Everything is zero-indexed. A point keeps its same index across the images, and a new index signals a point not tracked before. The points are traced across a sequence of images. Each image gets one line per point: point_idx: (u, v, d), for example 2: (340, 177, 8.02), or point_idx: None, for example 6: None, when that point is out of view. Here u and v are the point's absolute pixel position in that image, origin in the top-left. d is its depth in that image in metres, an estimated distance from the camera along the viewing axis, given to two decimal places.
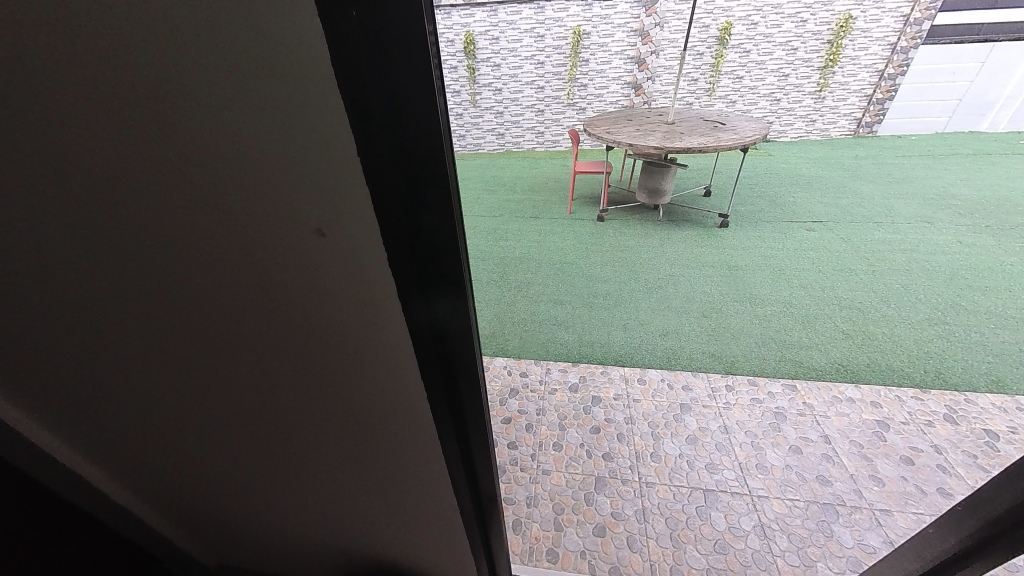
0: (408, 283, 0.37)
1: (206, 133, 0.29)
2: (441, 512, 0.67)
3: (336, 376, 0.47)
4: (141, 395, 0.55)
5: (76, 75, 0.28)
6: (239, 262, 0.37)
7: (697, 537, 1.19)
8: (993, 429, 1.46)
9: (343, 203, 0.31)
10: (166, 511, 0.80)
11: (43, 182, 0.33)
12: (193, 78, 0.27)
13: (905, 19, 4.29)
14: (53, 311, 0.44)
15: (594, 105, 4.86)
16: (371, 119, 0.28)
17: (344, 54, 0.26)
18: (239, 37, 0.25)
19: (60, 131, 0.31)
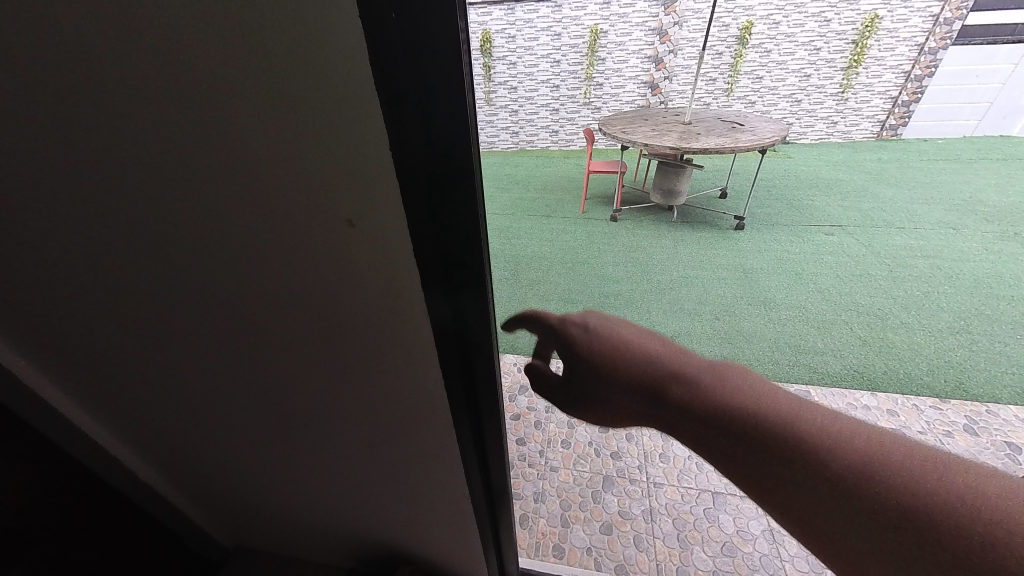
0: (432, 275, 0.38)
1: (247, 125, 0.31)
2: (453, 501, 0.68)
3: (358, 363, 0.48)
4: (171, 373, 0.58)
5: (133, 70, 0.30)
6: (274, 248, 0.39)
7: (705, 538, 1.19)
8: (1015, 442, 1.41)
9: (372, 194, 0.33)
10: (189, 489, 0.84)
11: (107, 168, 0.37)
12: (240, 76, 0.29)
13: (934, 19, 4.18)
14: (102, 287, 0.48)
15: (610, 104, 4.83)
16: (403, 114, 0.29)
17: (382, 51, 0.26)
18: (283, 39, 0.27)
19: (118, 121, 0.33)
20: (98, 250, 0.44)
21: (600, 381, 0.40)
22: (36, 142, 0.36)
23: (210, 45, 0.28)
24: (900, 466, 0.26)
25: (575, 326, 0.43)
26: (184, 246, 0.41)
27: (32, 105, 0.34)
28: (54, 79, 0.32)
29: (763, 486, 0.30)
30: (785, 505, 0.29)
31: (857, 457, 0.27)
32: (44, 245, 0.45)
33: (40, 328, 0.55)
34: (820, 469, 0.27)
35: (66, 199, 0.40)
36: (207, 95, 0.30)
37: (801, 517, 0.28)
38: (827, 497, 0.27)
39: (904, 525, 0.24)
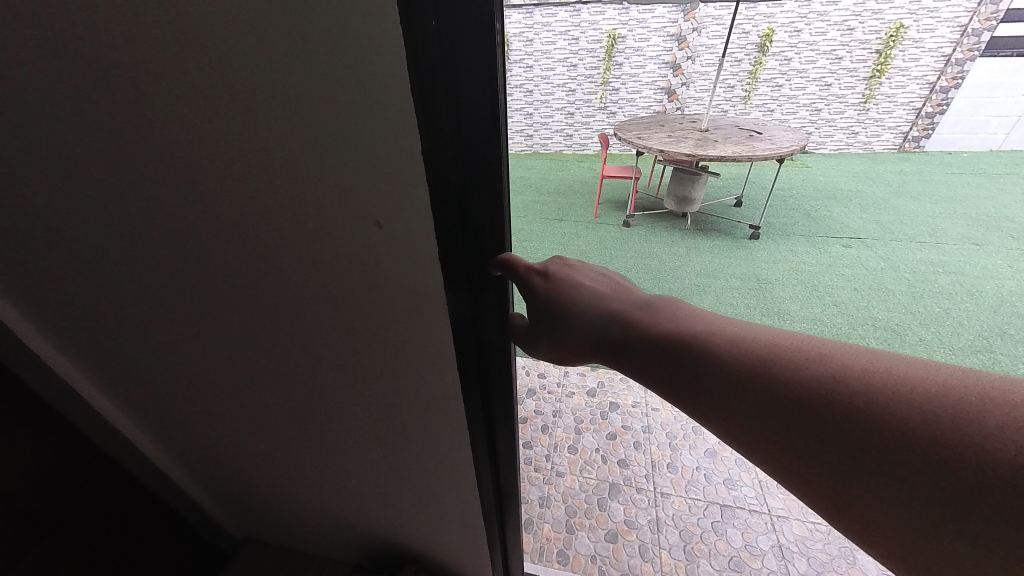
0: (456, 279, 0.38)
1: (285, 128, 0.32)
2: (463, 503, 0.68)
3: (377, 362, 0.49)
4: (193, 364, 0.59)
5: (178, 75, 0.31)
6: (301, 247, 0.40)
7: (712, 552, 1.17)
8: None
9: (401, 196, 0.33)
10: (203, 479, 0.86)
11: (149, 166, 0.38)
12: (280, 80, 0.30)
13: (963, 29, 4.08)
14: (134, 279, 0.50)
15: (626, 109, 4.82)
16: (438, 119, 0.29)
17: (422, 59, 0.27)
18: (324, 45, 0.27)
19: (163, 122, 0.35)
20: (135, 245, 0.46)
21: (571, 329, 0.40)
22: (80, 138, 0.38)
23: (254, 52, 0.29)
24: (842, 372, 0.28)
25: (538, 276, 0.40)
26: (212, 238, 0.42)
27: (76, 100, 0.35)
28: (104, 81, 0.33)
29: (722, 411, 0.33)
30: (741, 424, 0.32)
31: (803, 372, 0.29)
32: (81, 236, 0.47)
33: (71, 313, 0.56)
34: (769, 386, 0.30)
35: (105, 195, 0.42)
36: (250, 100, 0.31)
37: (755, 432, 0.31)
38: (774, 412, 0.30)
39: (844, 425, 0.27)
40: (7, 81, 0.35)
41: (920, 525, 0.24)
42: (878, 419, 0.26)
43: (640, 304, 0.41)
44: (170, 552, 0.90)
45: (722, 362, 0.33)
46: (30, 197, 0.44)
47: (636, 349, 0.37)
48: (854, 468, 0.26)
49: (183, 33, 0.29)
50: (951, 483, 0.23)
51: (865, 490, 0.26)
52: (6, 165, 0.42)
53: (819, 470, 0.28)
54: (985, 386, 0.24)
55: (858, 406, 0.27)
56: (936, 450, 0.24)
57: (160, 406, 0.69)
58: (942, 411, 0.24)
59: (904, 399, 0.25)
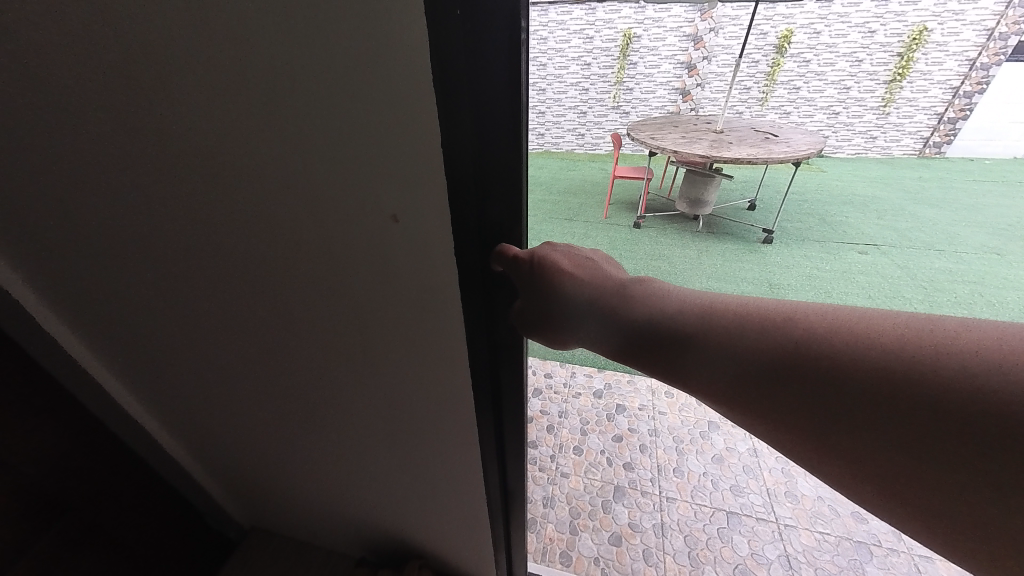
0: (470, 273, 0.37)
1: (302, 117, 0.32)
2: (469, 501, 0.68)
3: (389, 357, 0.49)
4: (205, 353, 0.60)
5: (201, 66, 0.32)
6: (316, 240, 0.40)
7: (717, 558, 1.16)
8: None
9: (419, 190, 0.33)
10: (212, 466, 0.88)
11: (170, 158, 0.39)
12: (298, 68, 0.29)
13: (990, 33, 3.94)
14: (151, 268, 0.50)
15: (639, 109, 4.78)
16: (459, 112, 0.29)
17: (446, 51, 0.27)
18: (345, 35, 0.27)
19: (185, 114, 0.35)
20: (153, 235, 0.46)
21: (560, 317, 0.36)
22: (103, 127, 0.38)
23: (273, 40, 0.29)
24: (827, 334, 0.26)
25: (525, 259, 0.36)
26: (231, 229, 0.43)
27: (101, 90, 0.36)
28: (129, 71, 0.34)
29: (714, 391, 0.31)
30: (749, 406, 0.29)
31: (788, 339, 0.27)
32: (102, 225, 0.47)
33: (93, 298, 0.57)
34: (757, 359, 0.28)
35: (127, 185, 0.43)
36: (270, 89, 0.31)
37: (751, 410, 0.29)
38: (764, 386, 0.28)
39: (839, 393, 0.25)
40: (36, 70, 0.36)
41: (926, 488, 0.23)
42: (872, 383, 0.24)
43: (608, 283, 0.37)
44: (182, 543, 0.91)
45: (706, 336, 0.31)
46: (54, 186, 0.45)
47: (616, 332, 0.35)
48: (854, 438, 0.25)
49: (207, 23, 0.29)
50: (951, 440, 0.22)
51: (869, 461, 0.25)
52: (33, 152, 0.42)
53: (818, 446, 0.26)
54: (976, 333, 0.23)
55: (849, 369, 0.25)
56: (933, 406, 0.23)
57: (172, 393, 0.70)
58: (937, 364, 0.23)
59: (900, 357, 0.24)
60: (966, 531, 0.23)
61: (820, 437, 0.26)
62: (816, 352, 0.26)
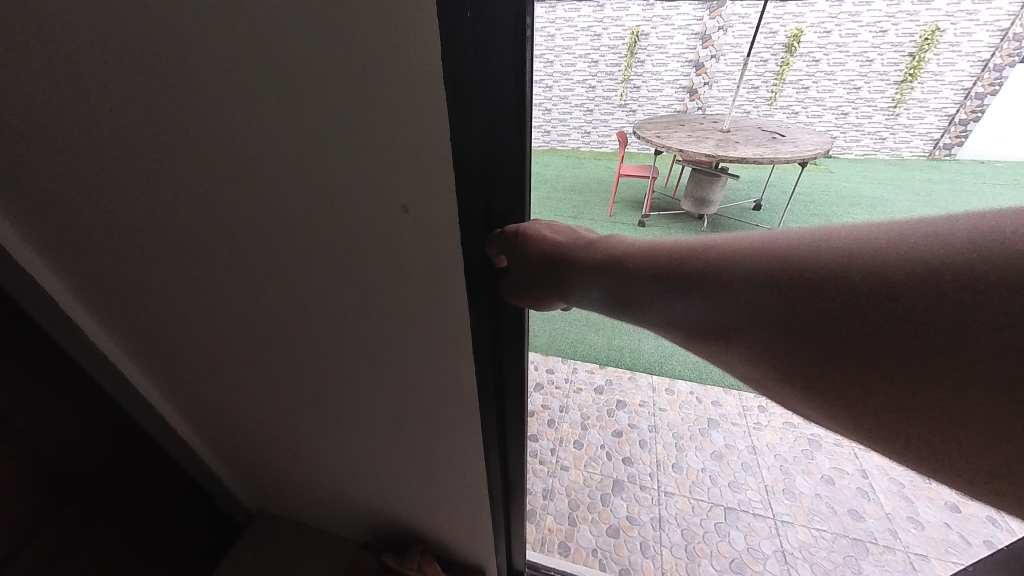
0: (475, 261, 0.39)
1: (323, 111, 0.34)
2: (470, 487, 0.70)
3: (396, 343, 0.51)
4: (217, 338, 0.62)
5: (225, 60, 0.33)
6: (327, 227, 0.42)
7: (714, 553, 1.17)
8: None
9: (429, 182, 0.35)
10: (222, 449, 0.90)
11: (192, 148, 0.40)
12: (320, 65, 0.31)
13: (1004, 33, 4.00)
14: (170, 255, 0.53)
15: (646, 107, 4.76)
16: (469, 109, 0.30)
17: (459, 53, 0.28)
18: (366, 36, 0.29)
19: (209, 107, 0.37)
20: (174, 223, 0.49)
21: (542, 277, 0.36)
22: (130, 117, 0.40)
23: (298, 38, 0.30)
24: (800, 253, 0.24)
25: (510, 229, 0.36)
26: (249, 218, 0.45)
27: (131, 82, 0.37)
28: (159, 65, 0.35)
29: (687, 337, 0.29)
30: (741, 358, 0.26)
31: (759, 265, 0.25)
32: (123, 211, 0.49)
33: (111, 281, 0.60)
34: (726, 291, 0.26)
35: (149, 174, 0.45)
36: (293, 85, 0.33)
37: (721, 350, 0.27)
38: (734, 318, 0.25)
39: (815, 316, 0.22)
40: (72, 63, 0.38)
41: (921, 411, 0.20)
42: (852, 297, 0.21)
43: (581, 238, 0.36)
44: (192, 525, 0.93)
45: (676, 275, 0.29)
46: (81, 172, 0.47)
47: (580, 281, 0.34)
48: (838, 367, 0.22)
49: (235, 23, 0.31)
50: (945, 351, 0.19)
51: (853, 388, 0.22)
52: (62, 140, 0.44)
53: (798, 381, 0.23)
54: (976, 228, 0.20)
55: (823, 286, 0.22)
56: (923, 312, 0.19)
57: (184, 376, 0.73)
58: (920, 264, 0.20)
59: (881, 264, 0.21)
60: (968, 453, 0.20)
61: (801, 371, 0.23)
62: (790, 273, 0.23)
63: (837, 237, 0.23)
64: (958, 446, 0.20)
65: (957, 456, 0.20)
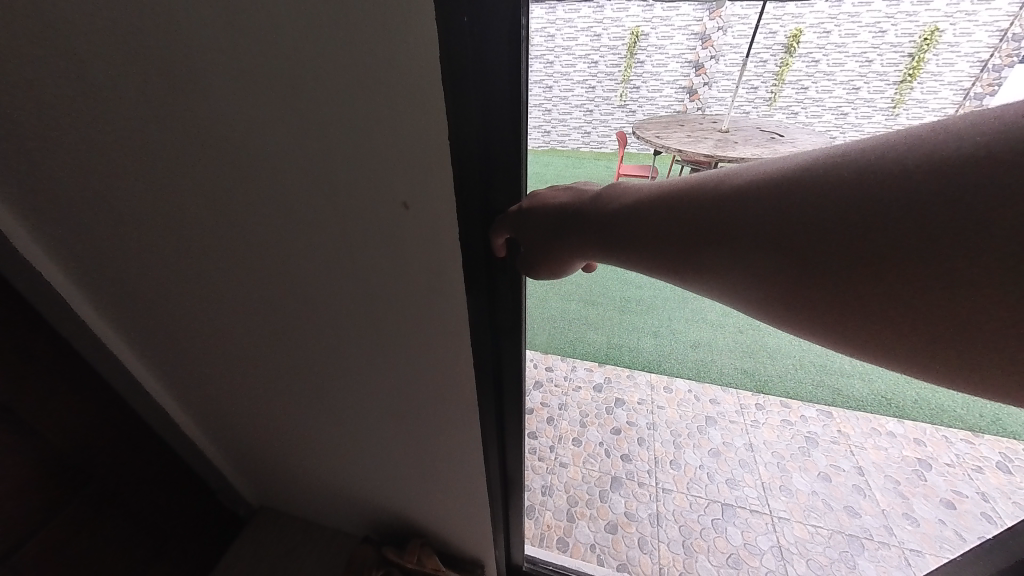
0: (473, 252, 0.40)
1: (326, 113, 0.35)
2: (469, 481, 0.71)
3: (397, 339, 0.52)
4: (221, 333, 0.63)
5: (232, 62, 0.35)
6: (330, 225, 0.43)
7: (711, 549, 1.18)
8: (1009, 451, 1.49)
9: (429, 180, 0.36)
10: (224, 444, 0.92)
11: (199, 148, 0.42)
12: (324, 68, 0.33)
13: (1003, 34, 3.85)
14: (176, 252, 0.54)
15: (645, 107, 4.78)
16: (466, 108, 0.32)
17: (457, 55, 0.29)
18: (369, 41, 0.30)
19: (216, 109, 0.38)
20: (180, 220, 0.50)
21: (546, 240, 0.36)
22: (139, 117, 0.42)
23: (302, 43, 0.32)
24: (803, 176, 0.24)
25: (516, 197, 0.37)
26: (253, 216, 0.46)
27: (140, 84, 0.39)
28: (167, 67, 0.37)
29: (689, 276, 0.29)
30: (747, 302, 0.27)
31: (766, 193, 0.25)
32: (130, 209, 0.51)
33: (117, 277, 0.61)
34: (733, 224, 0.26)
35: (157, 173, 0.46)
36: (298, 87, 0.34)
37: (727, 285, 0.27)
38: (741, 249, 0.26)
39: (821, 236, 0.22)
40: (84, 66, 0.39)
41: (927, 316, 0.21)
42: (853, 216, 0.21)
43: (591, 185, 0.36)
44: (195, 518, 0.95)
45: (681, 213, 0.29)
46: (90, 171, 0.48)
47: (591, 234, 0.34)
48: (843, 283, 0.23)
49: (241, 28, 0.32)
50: (947, 254, 0.19)
51: (857, 303, 0.22)
52: (72, 140, 0.46)
53: (806, 303, 0.24)
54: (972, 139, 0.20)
55: (827, 206, 0.22)
56: (928, 217, 0.20)
57: (187, 371, 0.74)
58: (922, 170, 0.20)
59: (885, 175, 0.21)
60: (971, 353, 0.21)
61: (808, 291, 0.24)
62: (795, 197, 0.24)
63: (842, 153, 0.23)
64: (953, 343, 0.21)
65: (962, 357, 0.21)
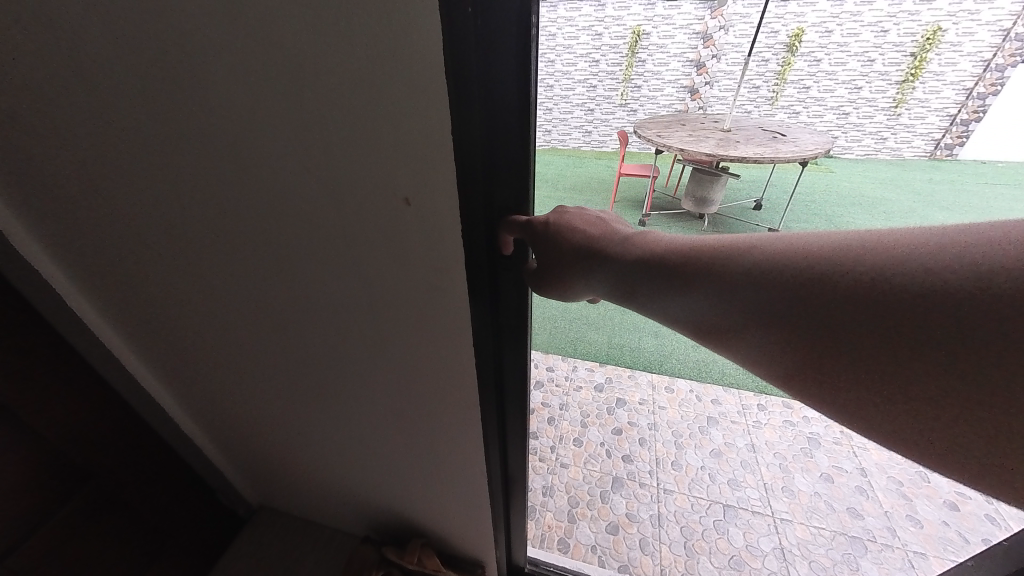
0: (478, 254, 0.39)
1: (325, 108, 0.34)
2: (471, 482, 0.70)
3: (398, 338, 0.51)
4: (222, 333, 0.63)
5: (232, 60, 0.34)
6: (330, 221, 0.42)
7: (712, 549, 1.18)
8: None
9: (431, 176, 0.35)
10: (225, 444, 0.91)
11: (197, 146, 0.41)
12: (322, 59, 0.32)
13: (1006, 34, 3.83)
14: (173, 250, 0.53)
15: (647, 107, 4.77)
16: (470, 104, 0.31)
17: (461, 49, 0.29)
18: (367, 29, 0.29)
19: (215, 107, 0.38)
20: (179, 218, 0.49)
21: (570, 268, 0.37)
22: (138, 116, 0.41)
23: (298, 34, 0.31)
24: (832, 251, 0.25)
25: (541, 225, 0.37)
26: (253, 216, 0.45)
27: (137, 82, 0.38)
28: (166, 65, 0.36)
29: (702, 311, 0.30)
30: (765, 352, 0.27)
31: (793, 263, 0.26)
32: (128, 207, 0.50)
33: (115, 278, 0.61)
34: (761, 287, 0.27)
35: (156, 172, 0.45)
36: (297, 82, 0.33)
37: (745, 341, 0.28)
38: (766, 302, 0.27)
39: (846, 306, 0.24)
40: (81, 63, 0.39)
41: (933, 398, 0.22)
42: (873, 298, 0.23)
43: (616, 233, 0.37)
44: (196, 519, 0.94)
45: (708, 271, 0.30)
46: (87, 169, 0.48)
47: (613, 269, 0.35)
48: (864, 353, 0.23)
49: (241, 23, 0.32)
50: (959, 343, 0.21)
51: (870, 372, 0.24)
52: (69, 139, 0.45)
53: (825, 364, 0.25)
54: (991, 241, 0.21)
55: (852, 278, 0.24)
56: (941, 312, 0.21)
57: (187, 370, 0.74)
58: (942, 268, 0.22)
59: (906, 267, 0.23)
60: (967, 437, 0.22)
61: (827, 354, 0.25)
62: (823, 271, 0.25)
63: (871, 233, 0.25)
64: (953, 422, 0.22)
65: (962, 440, 0.22)
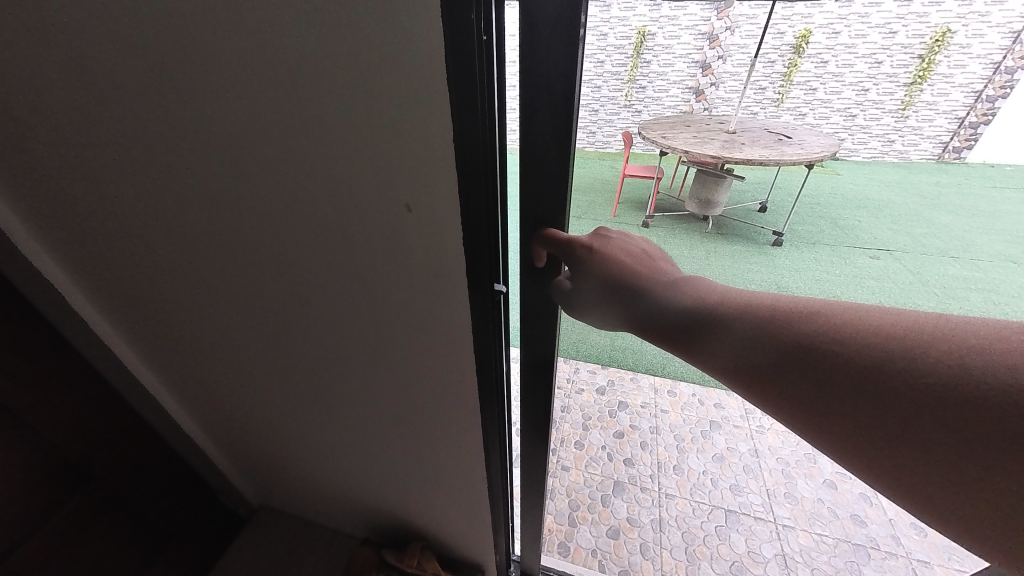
0: (481, 263, 0.39)
1: (325, 114, 0.34)
2: (470, 486, 0.70)
3: (394, 341, 0.51)
4: (222, 335, 0.63)
5: (233, 66, 0.34)
6: (329, 226, 0.42)
7: (714, 555, 1.17)
8: None
9: (433, 183, 0.35)
10: (226, 445, 0.91)
11: (198, 150, 0.41)
12: (320, 66, 0.31)
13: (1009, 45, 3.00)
14: (175, 254, 0.53)
15: (651, 107, 4.74)
16: (475, 112, 0.31)
17: (465, 59, 0.29)
18: (364, 36, 0.29)
19: (216, 112, 0.37)
20: (180, 223, 0.49)
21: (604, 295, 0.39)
22: (138, 120, 0.41)
23: (295, 40, 0.31)
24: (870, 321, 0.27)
25: (583, 250, 0.39)
26: (254, 220, 0.45)
27: (138, 87, 0.38)
28: (168, 71, 0.36)
29: (727, 346, 0.32)
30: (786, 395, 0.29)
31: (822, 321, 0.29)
32: (128, 210, 0.50)
33: (116, 279, 0.61)
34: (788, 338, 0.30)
35: (157, 176, 0.45)
36: (297, 87, 0.33)
37: (764, 380, 0.30)
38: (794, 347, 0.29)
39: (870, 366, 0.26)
40: (80, 68, 0.38)
41: (924, 465, 0.24)
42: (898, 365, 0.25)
43: (656, 272, 0.40)
44: (196, 519, 0.95)
45: (741, 317, 0.33)
46: (88, 173, 0.48)
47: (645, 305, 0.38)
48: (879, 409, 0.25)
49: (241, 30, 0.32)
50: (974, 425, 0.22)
51: (880, 428, 0.25)
52: (70, 142, 0.45)
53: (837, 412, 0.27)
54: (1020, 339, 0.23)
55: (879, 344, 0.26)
56: (947, 393, 0.23)
57: (187, 371, 0.74)
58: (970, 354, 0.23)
59: (921, 344, 0.25)
60: (954, 506, 0.24)
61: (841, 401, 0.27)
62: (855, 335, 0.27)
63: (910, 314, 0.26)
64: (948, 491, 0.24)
65: (958, 510, 0.23)
